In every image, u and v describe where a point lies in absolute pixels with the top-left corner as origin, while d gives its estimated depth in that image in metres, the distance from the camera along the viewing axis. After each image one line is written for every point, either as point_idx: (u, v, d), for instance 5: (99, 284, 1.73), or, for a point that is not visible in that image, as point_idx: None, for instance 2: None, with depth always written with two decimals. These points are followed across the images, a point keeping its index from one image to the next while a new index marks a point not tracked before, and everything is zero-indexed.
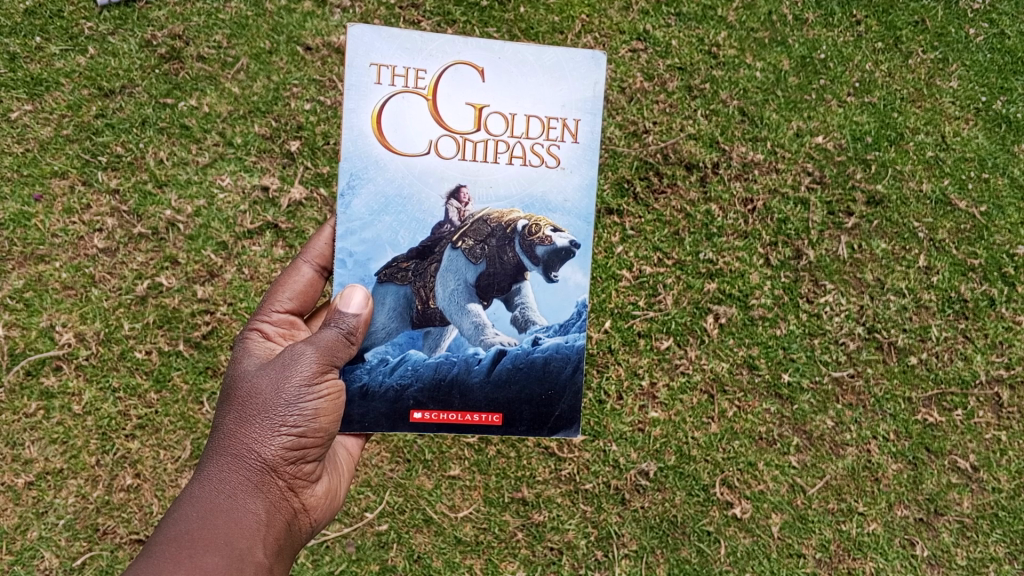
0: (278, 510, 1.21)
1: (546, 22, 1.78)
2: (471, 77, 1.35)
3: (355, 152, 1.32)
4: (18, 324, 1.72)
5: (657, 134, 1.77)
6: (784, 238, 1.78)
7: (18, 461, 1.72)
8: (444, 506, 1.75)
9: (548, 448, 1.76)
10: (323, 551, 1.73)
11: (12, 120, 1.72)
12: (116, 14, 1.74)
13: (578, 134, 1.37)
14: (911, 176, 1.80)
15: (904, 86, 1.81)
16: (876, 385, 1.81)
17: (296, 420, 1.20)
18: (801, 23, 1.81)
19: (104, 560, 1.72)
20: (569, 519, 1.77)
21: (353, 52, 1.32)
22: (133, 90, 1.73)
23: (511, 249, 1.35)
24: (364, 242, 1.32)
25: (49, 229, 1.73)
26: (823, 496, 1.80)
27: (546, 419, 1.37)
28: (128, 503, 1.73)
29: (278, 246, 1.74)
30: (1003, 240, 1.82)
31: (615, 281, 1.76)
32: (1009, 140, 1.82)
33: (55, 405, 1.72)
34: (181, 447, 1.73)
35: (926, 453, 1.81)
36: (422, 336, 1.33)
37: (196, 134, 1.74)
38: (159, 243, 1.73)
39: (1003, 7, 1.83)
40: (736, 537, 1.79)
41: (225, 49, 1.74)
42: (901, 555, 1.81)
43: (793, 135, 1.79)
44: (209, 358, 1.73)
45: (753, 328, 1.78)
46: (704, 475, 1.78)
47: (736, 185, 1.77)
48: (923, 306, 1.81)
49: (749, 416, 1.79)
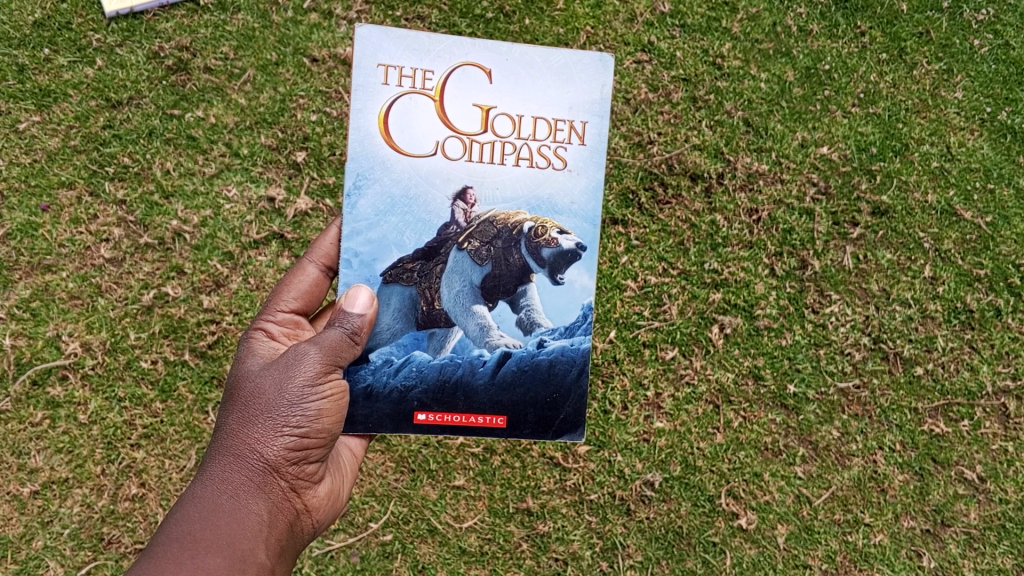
0: (280, 511, 1.21)
1: (551, 33, 1.79)
2: (478, 79, 1.35)
3: (362, 153, 1.32)
4: (25, 333, 1.73)
5: (661, 145, 1.78)
6: (789, 248, 1.78)
7: (24, 470, 1.72)
8: (449, 516, 1.75)
9: (553, 458, 1.76)
10: (328, 560, 1.73)
11: (21, 131, 1.74)
12: (124, 26, 1.75)
13: (585, 135, 1.37)
14: (916, 186, 1.80)
15: (909, 97, 1.81)
16: (882, 396, 1.80)
17: (299, 420, 1.20)
18: (806, 34, 1.81)
19: (108, 569, 1.72)
20: (573, 530, 1.76)
21: (360, 53, 1.33)
22: (140, 101, 1.74)
23: (517, 250, 1.35)
24: (369, 242, 1.33)
25: (56, 239, 1.74)
26: (829, 506, 1.79)
27: (551, 422, 1.36)
28: (134, 512, 1.73)
29: (284, 256, 1.75)
30: (1009, 250, 1.81)
31: (620, 291, 1.76)
32: (1014, 150, 1.82)
33: (61, 414, 1.73)
34: (187, 456, 1.73)
35: (933, 463, 1.81)
36: (426, 337, 1.33)
37: (202, 145, 1.74)
38: (165, 253, 1.74)
39: (1007, 19, 1.84)
40: (742, 548, 1.78)
41: (232, 61, 1.76)
42: (908, 566, 1.80)
43: (798, 145, 1.79)
44: (215, 368, 1.74)
45: (759, 338, 1.78)
46: (710, 485, 1.77)
47: (741, 195, 1.78)
48: (929, 316, 1.81)
49: (755, 426, 1.78)
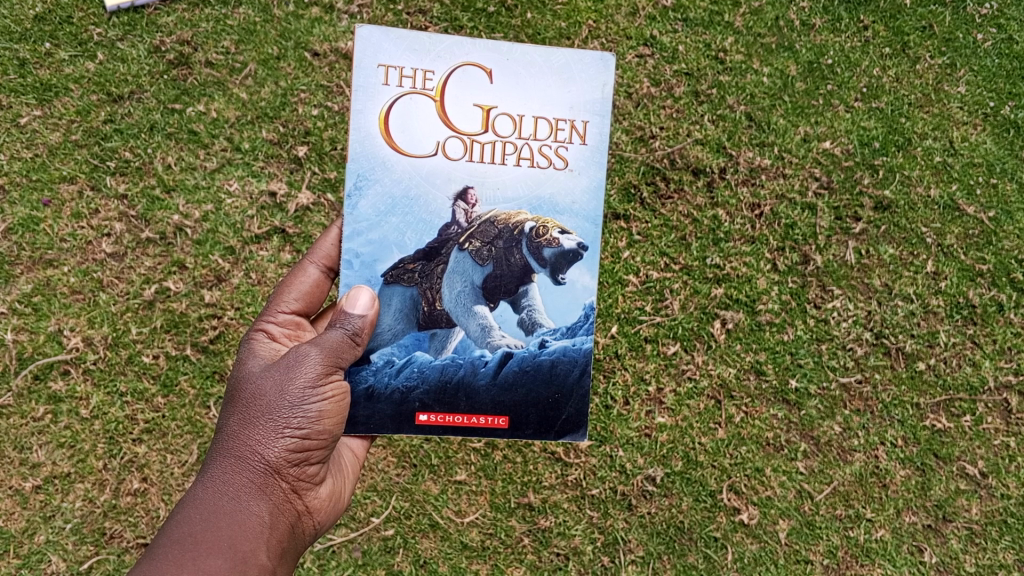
0: (281, 513, 1.22)
1: (553, 27, 1.79)
2: (479, 79, 1.35)
3: (363, 153, 1.32)
4: (26, 328, 1.73)
5: (663, 140, 1.77)
6: (791, 243, 1.78)
7: (26, 464, 1.72)
8: (450, 511, 1.75)
9: (555, 453, 1.76)
10: (329, 556, 1.73)
11: (22, 125, 1.73)
12: (125, 20, 1.75)
13: (586, 135, 1.37)
14: (918, 181, 1.80)
15: (912, 91, 1.81)
16: (884, 391, 1.80)
17: (300, 421, 1.21)
18: (808, 28, 1.80)
19: (111, 564, 1.72)
20: (575, 525, 1.76)
21: (361, 53, 1.32)
22: (141, 95, 1.74)
23: (518, 251, 1.35)
24: (370, 243, 1.32)
25: (58, 234, 1.74)
26: (831, 502, 1.79)
27: (553, 422, 1.36)
28: (135, 507, 1.73)
29: (285, 251, 1.75)
30: (1012, 245, 1.81)
31: (622, 286, 1.76)
32: (1017, 145, 1.81)
33: (63, 409, 1.73)
34: (188, 451, 1.73)
35: (934, 459, 1.81)
36: (428, 338, 1.33)
37: (204, 139, 1.74)
38: (167, 248, 1.74)
39: (1011, 13, 1.83)
40: (744, 543, 1.78)
41: (233, 55, 1.75)
42: (909, 562, 1.80)
43: (800, 140, 1.79)
44: (216, 363, 1.74)
45: (761, 333, 1.78)
46: (712, 480, 1.77)
47: (743, 191, 1.77)
48: (931, 311, 1.80)
49: (757, 421, 1.78)
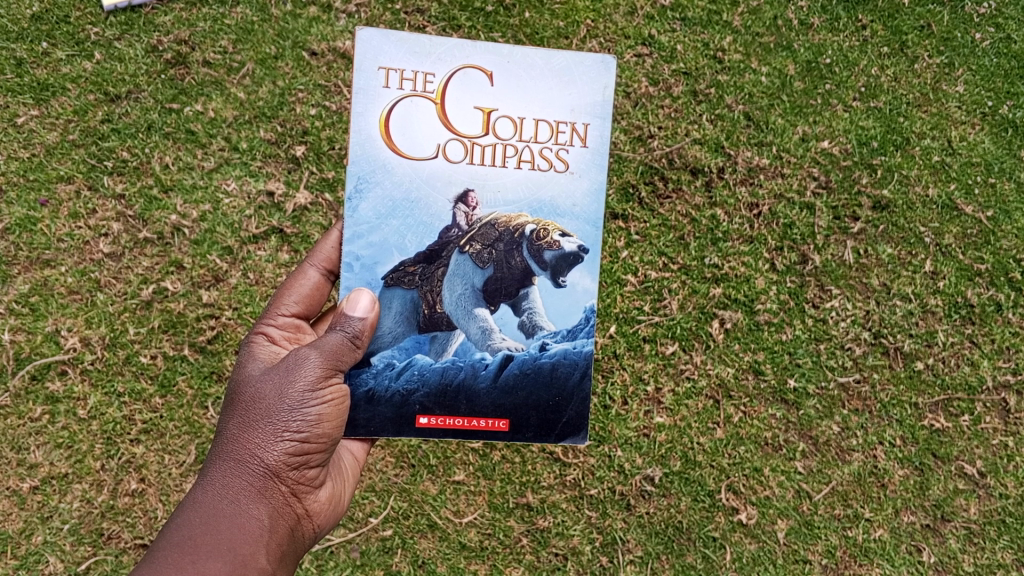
0: (281, 516, 1.21)
1: (552, 26, 1.78)
2: (479, 82, 1.34)
3: (363, 156, 1.32)
4: (24, 329, 1.72)
5: (661, 139, 1.77)
6: (790, 242, 1.78)
7: (23, 465, 1.72)
8: (449, 511, 1.75)
9: (553, 454, 1.76)
10: (328, 556, 1.73)
11: (19, 125, 1.73)
12: (122, 20, 1.75)
13: (587, 138, 1.37)
14: (917, 180, 1.80)
15: (910, 91, 1.81)
16: (882, 391, 1.80)
17: (299, 425, 1.20)
18: (807, 27, 1.80)
19: (109, 565, 1.72)
20: (573, 525, 1.76)
21: (361, 56, 1.32)
22: (139, 95, 1.74)
23: (518, 254, 1.34)
24: (371, 245, 1.32)
25: (55, 234, 1.73)
26: (829, 501, 1.79)
27: (553, 425, 1.36)
28: (133, 508, 1.73)
29: (283, 251, 1.75)
30: (1009, 244, 1.81)
31: (620, 286, 1.76)
32: (1015, 144, 1.81)
33: (61, 409, 1.72)
34: (186, 451, 1.73)
35: (933, 458, 1.81)
36: (428, 341, 1.33)
37: (202, 138, 1.74)
38: (164, 248, 1.74)
39: (1009, 12, 1.83)
40: (742, 543, 1.78)
41: (231, 54, 1.75)
42: (908, 561, 1.80)
43: (799, 139, 1.78)
44: (214, 363, 1.73)
45: (759, 333, 1.77)
46: (710, 480, 1.77)
47: (741, 190, 1.77)
48: (929, 311, 1.80)
49: (755, 421, 1.78)
